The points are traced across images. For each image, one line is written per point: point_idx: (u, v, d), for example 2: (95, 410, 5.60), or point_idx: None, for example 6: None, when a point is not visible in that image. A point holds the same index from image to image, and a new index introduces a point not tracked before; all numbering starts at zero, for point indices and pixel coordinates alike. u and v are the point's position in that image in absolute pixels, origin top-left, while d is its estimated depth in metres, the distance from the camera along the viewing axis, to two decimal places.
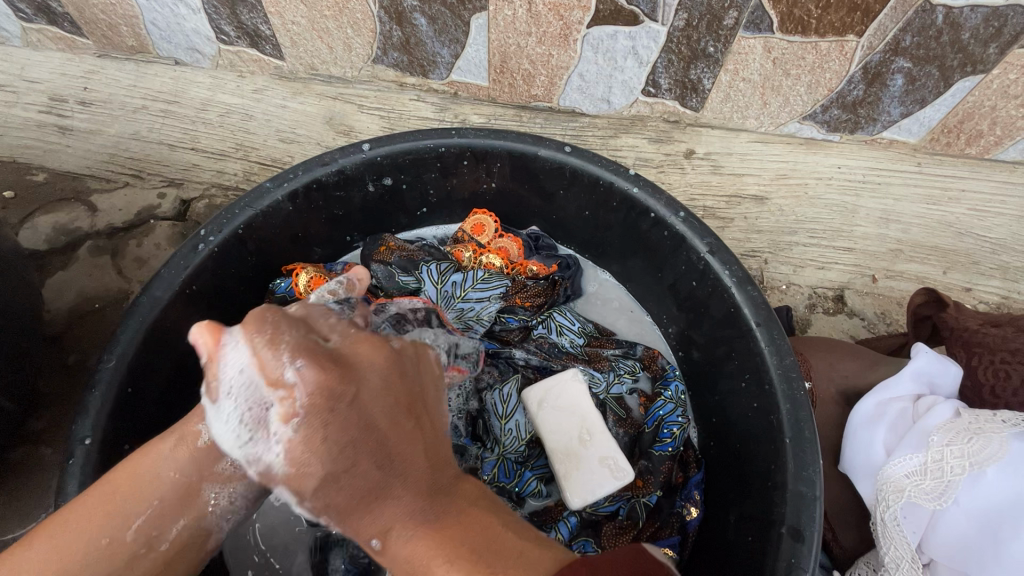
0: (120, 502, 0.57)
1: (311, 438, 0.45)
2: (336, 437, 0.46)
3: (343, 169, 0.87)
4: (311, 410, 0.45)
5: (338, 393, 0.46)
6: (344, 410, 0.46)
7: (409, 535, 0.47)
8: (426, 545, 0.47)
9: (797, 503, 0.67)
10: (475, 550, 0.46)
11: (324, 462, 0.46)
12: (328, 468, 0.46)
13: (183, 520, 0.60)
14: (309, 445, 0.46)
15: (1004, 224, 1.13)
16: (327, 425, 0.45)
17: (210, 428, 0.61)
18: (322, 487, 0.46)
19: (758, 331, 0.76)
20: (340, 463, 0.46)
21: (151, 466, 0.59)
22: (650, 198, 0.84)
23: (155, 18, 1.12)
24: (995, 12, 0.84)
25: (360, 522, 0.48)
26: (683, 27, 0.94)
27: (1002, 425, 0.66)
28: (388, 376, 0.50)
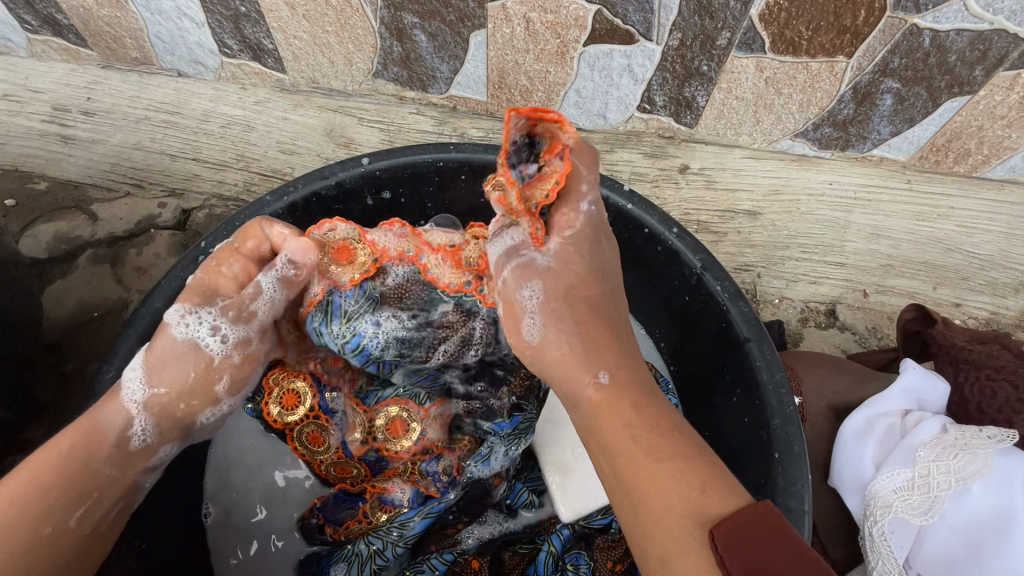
0: (61, 495, 0.57)
1: (569, 273, 0.65)
2: (579, 279, 0.66)
3: (341, 183, 0.88)
4: (574, 244, 0.66)
5: (584, 245, 0.67)
6: (588, 257, 0.67)
7: (627, 391, 0.58)
8: (635, 399, 0.57)
9: (787, 518, 0.68)
10: (676, 436, 0.53)
11: (566, 291, 0.64)
12: (572, 290, 0.65)
13: (123, 501, 0.63)
14: (568, 272, 0.66)
15: (993, 241, 1.15)
16: (580, 264, 0.66)
17: (142, 429, 0.63)
18: (557, 304, 0.64)
19: (749, 346, 0.77)
20: (581, 300, 0.65)
21: (88, 463, 0.59)
22: (644, 214, 0.85)
23: (159, 31, 1.14)
24: (980, 36, 0.86)
25: (594, 354, 0.61)
26: (677, 47, 0.96)
27: (987, 440, 0.67)
28: (605, 250, 0.69)
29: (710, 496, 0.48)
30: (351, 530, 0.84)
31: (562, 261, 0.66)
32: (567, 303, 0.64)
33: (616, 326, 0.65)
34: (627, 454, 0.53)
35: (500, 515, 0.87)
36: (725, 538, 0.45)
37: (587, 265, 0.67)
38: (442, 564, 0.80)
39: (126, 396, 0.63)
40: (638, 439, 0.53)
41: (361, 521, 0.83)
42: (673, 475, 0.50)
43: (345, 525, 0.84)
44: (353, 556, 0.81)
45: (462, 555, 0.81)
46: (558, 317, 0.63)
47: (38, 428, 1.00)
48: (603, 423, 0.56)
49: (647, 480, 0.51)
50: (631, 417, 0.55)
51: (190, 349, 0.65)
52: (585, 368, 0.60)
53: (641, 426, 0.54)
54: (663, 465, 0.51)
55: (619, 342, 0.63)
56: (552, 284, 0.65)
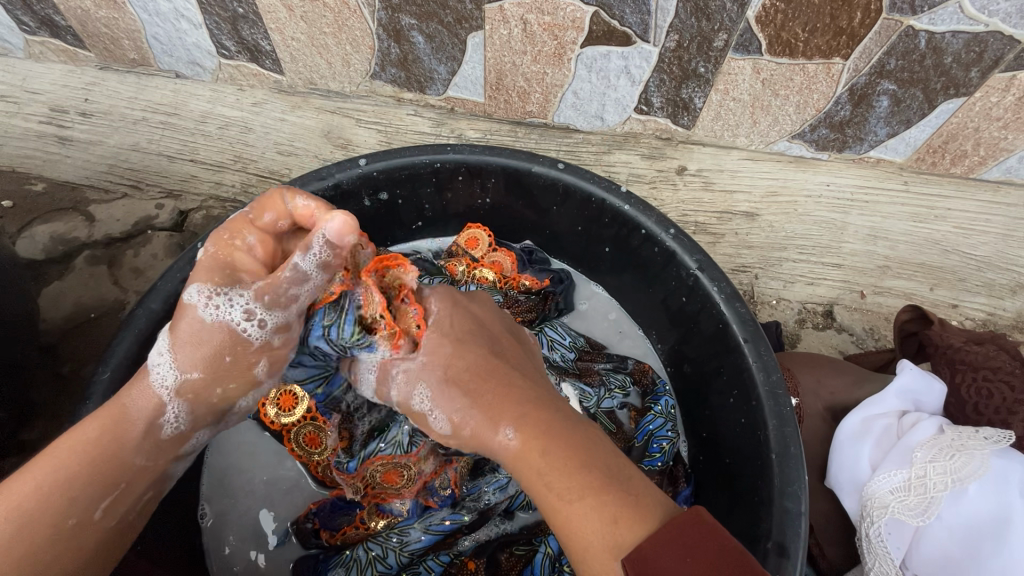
0: (87, 483, 0.54)
1: (446, 357, 0.60)
2: (456, 355, 0.60)
3: (339, 184, 0.88)
4: (436, 331, 0.63)
5: (445, 325, 0.64)
6: (455, 330, 0.63)
7: (534, 432, 0.53)
8: (545, 440, 0.52)
9: (782, 519, 0.68)
10: (590, 467, 0.51)
11: (449, 372, 0.59)
12: (457, 368, 0.59)
13: (151, 490, 0.60)
14: (441, 359, 0.60)
15: (989, 242, 1.15)
16: (447, 341, 0.61)
17: (174, 419, 0.59)
18: (449, 391, 0.58)
19: (746, 347, 0.77)
20: (468, 367, 0.59)
21: (116, 451, 0.56)
22: (640, 215, 0.85)
23: (157, 32, 1.14)
24: (975, 38, 0.87)
25: (493, 410, 0.55)
26: (674, 48, 0.97)
27: (984, 441, 0.68)
28: (478, 309, 0.66)
29: (628, 528, 0.47)
30: (346, 535, 0.83)
31: (440, 353, 0.61)
32: (459, 381, 0.58)
33: (510, 368, 0.59)
34: (549, 500, 0.50)
35: (499, 518, 0.87)
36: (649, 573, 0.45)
37: (461, 331, 0.63)
38: (438, 566, 0.80)
39: (156, 381, 0.58)
40: (555, 484, 0.50)
41: (358, 528, 0.83)
42: (592, 517, 0.48)
43: (342, 530, 0.83)
44: (351, 561, 0.80)
45: (458, 557, 0.81)
46: (453, 394, 0.58)
47: (34, 430, 1.00)
48: (522, 476, 0.53)
49: (571, 528, 0.49)
50: (542, 466, 0.51)
51: (221, 334, 0.59)
52: (489, 429, 0.54)
53: (553, 473, 0.50)
54: (579, 505, 0.49)
55: (517, 386, 0.57)
56: (432, 370, 0.60)
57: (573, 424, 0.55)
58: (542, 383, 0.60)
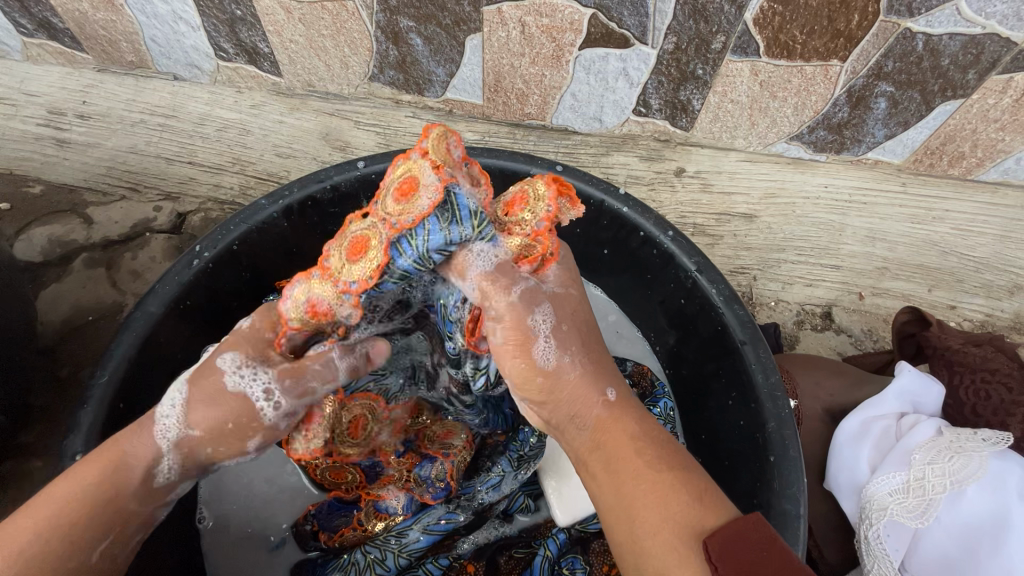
0: (84, 532, 0.50)
1: (574, 302, 0.59)
2: (582, 308, 0.59)
3: (337, 186, 0.88)
4: (566, 267, 0.60)
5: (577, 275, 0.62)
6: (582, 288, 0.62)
7: (630, 410, 0.55)
8: (639, 418, 0.55)
9: (781, 521, 0.68)
10: (675, 448, 0.53)
11: (572, 319, 0.58)
12: (578, 321, 0.58)
13: (143, 533, 0.56)
14: (569, 305, 0.58)
15: (987, 243, 1.16)
16: (578, 292, 0.60)
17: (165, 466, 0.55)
18: (566, 337, 0.56)
19: (744, 349, 0.77)
20: (584, 328, 0.59)
21: (112, 497, 0.53)
22: (639, 217, 0.86)
23: (155, 35, 1.14)
24: (972, 40, 0.87)
25: (597, 373, 0.56)
26: (672, 51, 0.97)
27: (982, 443, 0.68)
28: None
29: (710, 510, 0.48)
30: (344, 538, 0.82)
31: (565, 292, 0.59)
32: (578, 334, 0.58)
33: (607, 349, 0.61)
34: (632, 463, 0.51)
35: (497, 521, 0.87)
36: (723, 550, 0.45)
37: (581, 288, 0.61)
38: (437, 569, 0.81)
39: (157, 432, 0.55)
40: (643, 455, 0.52)
41: (355, 530, 0.82)
42: (676, 492, 0.49)
43: (340, 532, 0.83)
44: (351, 564, 0.80)
45: (457, 560, 0.82)
46: (570, 341, 0.56)
47: (31, 433, 1.00)
48: (607, 441, 0.54)
49: (652, 499, 0.49)
50: (634, 431, 0.54)
51: (231, 407, 0.55)
52: (594, 388, 0.55)
53: (645, 442, 0.53)
54: (663, 476, 0.50)
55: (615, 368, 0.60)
56: (561, 307, 0.57)
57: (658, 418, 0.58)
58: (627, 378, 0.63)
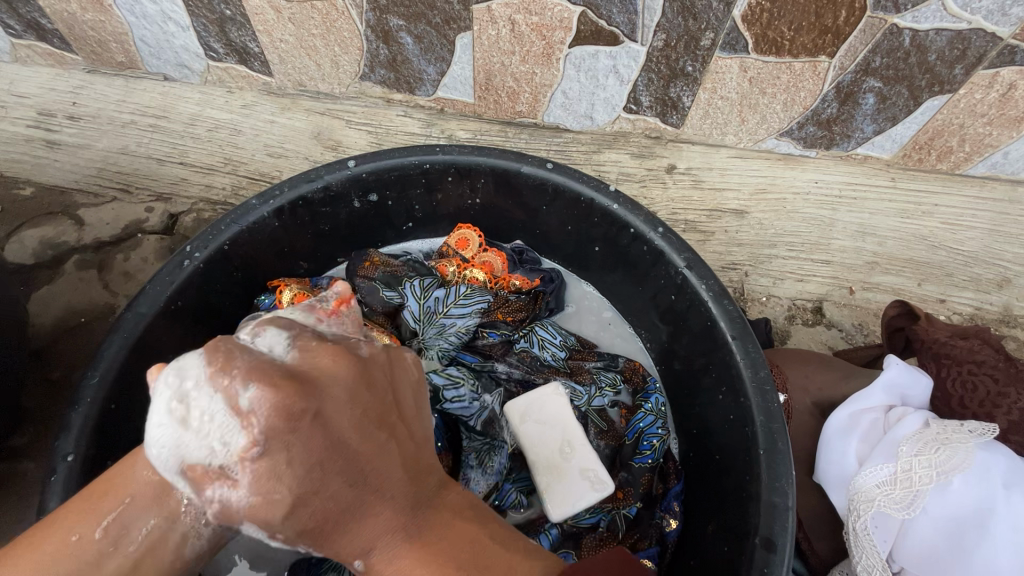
0: (99, 498, 0.54)
1: (281, 461, 0.47)
2: (320, 462, 0.47)
3: (328, 185, 0.88)
4: (284, 436, 0.46)
5: (308, 419, 0.47)
6: (327, 425, 0.48)
7: (387, 559, 0.50)
8: (412, 554, 0.50)
9: (770, 513, 0.69)
10: (462, 565, 0.49)
11: (300, 495, 0.47)
12: (317, 486, 0.47)
13: (152, 521, 0.54)
14: (277, 480, 0.46)
15: (976, 237, 1.17)
16: (299, 457, 0.47)
17: None
18: (302, 514, 0.48)
19: (733, 344, 0.78)
20: (329, 489, 0.48)
21: (133, 460, 0.56)
22: (630, 214, 0.86)
23: (144, 35, 1.14)
24: (958, 36, 0.87)
25: (340, 545, 0.50)
26: (662, 48, 0.97)
27: (968, 435, 0.69)
28: (329, 404, 0.49)
29: None
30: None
31: (274, 454, 0.46)
32: (326, 500, 0.48)
33: (372, 478, 0.50)
34: None
35: None
36: None
37: (303, 463, 0.47)
38: None
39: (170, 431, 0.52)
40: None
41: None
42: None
43: None
44: (343, 566, 0.80)
45: None
46: (269, 480, 0.46)
47: (24, 435, 0.99)
48: None
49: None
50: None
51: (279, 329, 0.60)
52: (345, 556, 0.51)
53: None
54: None
55: (377, 494, 0.50)
56: (273, 484, 0.47)
57: (454, 528, 0.52)
58: (409, 461, 0.52)
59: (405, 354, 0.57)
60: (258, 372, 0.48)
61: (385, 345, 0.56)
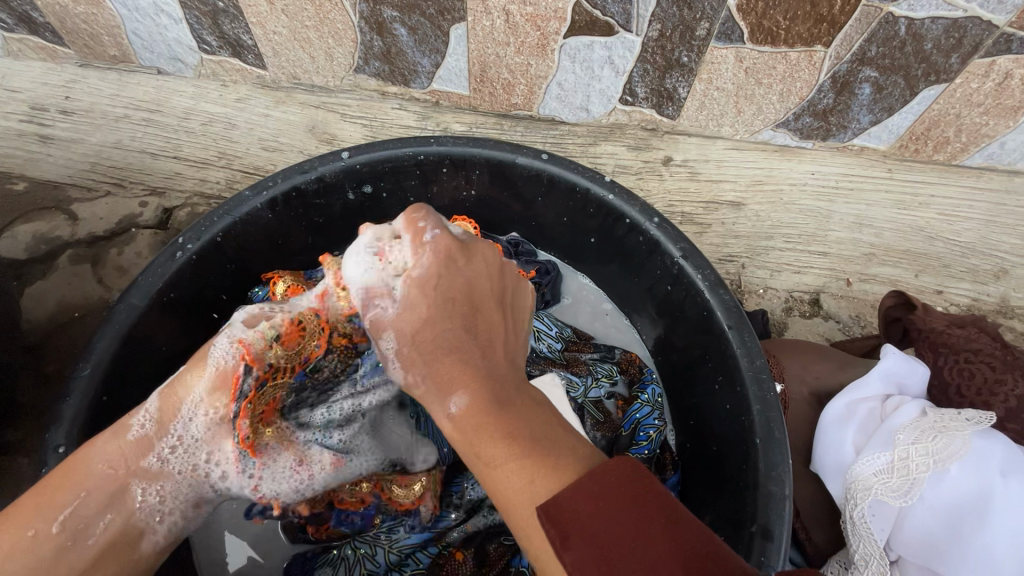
0: (56, 490, 0.57)
1: (420, 322, 0.62)
2: (428, 318, 0.61)
3: (322, 177, 0.87)
4: (427, 278, 0.64)
5: (455, 268, 0.65)
6: (465, 276, 0.64)
7: (475, 400, 0.54)
8: (487, 408, 0.53)
9: (767, 502, 0.68)
10: (531, 442, 0.49)
11: (430, 317, 0.61)
12: (446, 317, 0.61)
13: (110, 514, 0.59)
14: (420, 297, 0.63)
15: (973, 228, 1.16)
16: (441, 289, 0.63)
17: (142, 419, 0.63)
18: (424, 334, 0.61)
19: (729, 334, 0.78)
20: (450, 330, 0.60)
21: (85, 458, 0.60)
22: (625, 204, 0.86)
23: (137, 28, 1.13)
24: (955, 24, 0.87)
25: (446, 383, 0.57)
26: (657, 38, 0.97)
27: (965, 423, 0.68)
28: (475, 274, 0.65)
29: (547, 480, 0.46)
30: (329, 527, 0.82)
31: (424, 281, 0.63)
32: (444, 332, 0.60)
33: (477, 343, 0.60)
34: (487, 448, 0.51)
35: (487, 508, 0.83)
36: (557, 516, 0.43)
37: (439, 293, 0.63)
38: (426, 558, 0.79)
39: (131, 426, 0.62)
40: (502, 439, 0.50)
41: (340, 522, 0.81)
42: (523, 477, 0.47)
43: (325, 526, 0.82)
44: (339, 560, 0.80)
45: (447, 547, 0.80)
46: (411, 307, 0.63)
47: (18, 430, 0.99)
48: (461, 447, 0.54)
49: (504, 484, 0.48)
50: (481, 434, 0.51)
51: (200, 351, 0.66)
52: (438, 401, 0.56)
53: (487, 441, 0.51)
54: (511, 462, 0.48)
55: (480, 364, 0.57)
56: (411, 314, 0.63)
57: (529, 410, 0.53)
58: (509, 354, 0.62)
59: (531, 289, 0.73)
60: (443, 229, 0.68)
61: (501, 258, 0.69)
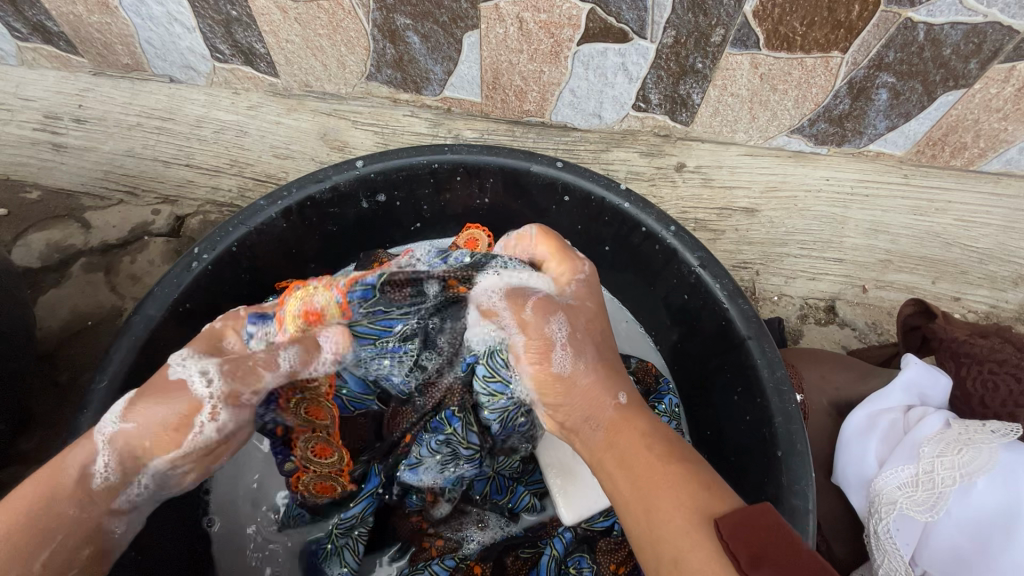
0: (15, 548, 0.52)
1: (578, 334, 0.64)
2: (589, 334, 0.65)
3: (336, 186, 0.87)
4: (586, 284, 0.68)
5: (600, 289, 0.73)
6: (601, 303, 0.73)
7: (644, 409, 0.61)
8: (650, 418, 0.60)
9: (790, 516, 0.68)
10: (693, 456, 0.56)
11: (597, 313, 0.67)
12: (598, 327, 0.66)
13: (88, 549, 0.58)
14: (590, 297, 0.68)
15: (990, 234, 1.15)
16: (599, 296, 0.70)
17: (103, 470, 0.57)
18: (590, 326, 0.65)
19: (749, 344, 0.77)
20: (603, 335, 0.66)
21: (46, 500, 0.55)
22: (641, 212, 0.85)
23: (150, 37, 1.14)
24: (974, 29, 0.86)
25: (614, 378, 0.63)
26: (672, 44, 0.96)
27: (992, 435, 0.67)
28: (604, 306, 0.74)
29: (717, 495, 0.51)
30: (304, 482, 0.79)
31: (591, 282, 0.69)
32: (604, 334, 0.67)
33: (623, 366, 0.69)
34: (650, 446, 0.56)
35: (503, 520, 0.86)
36: (732, 526, 0.48)
37: (598, 303, 0.70)
38: (443, 570, 0.78)
39: (96, 435, 0.58)
40: (664, 447, 0.56)
41: (308, 474, 0.78)
42: (687, 484, 0.52)
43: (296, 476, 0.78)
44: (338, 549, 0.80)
45: (464, 561, 0.80)
46: (585, 297, 0.68)
47: (33, 439, 0.99)
48: (620, 436, 0.58)
49: (666, 487, 0.52)
50: (646, 430, 0.58)
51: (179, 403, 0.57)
52: (606, 393, 0.61)
53: (657, 438, 0.57)
54: (676, 464, 0.54)
55: (628, 379, 0.65)
56: (575, 317, 0.65)
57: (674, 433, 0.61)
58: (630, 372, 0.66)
59: None
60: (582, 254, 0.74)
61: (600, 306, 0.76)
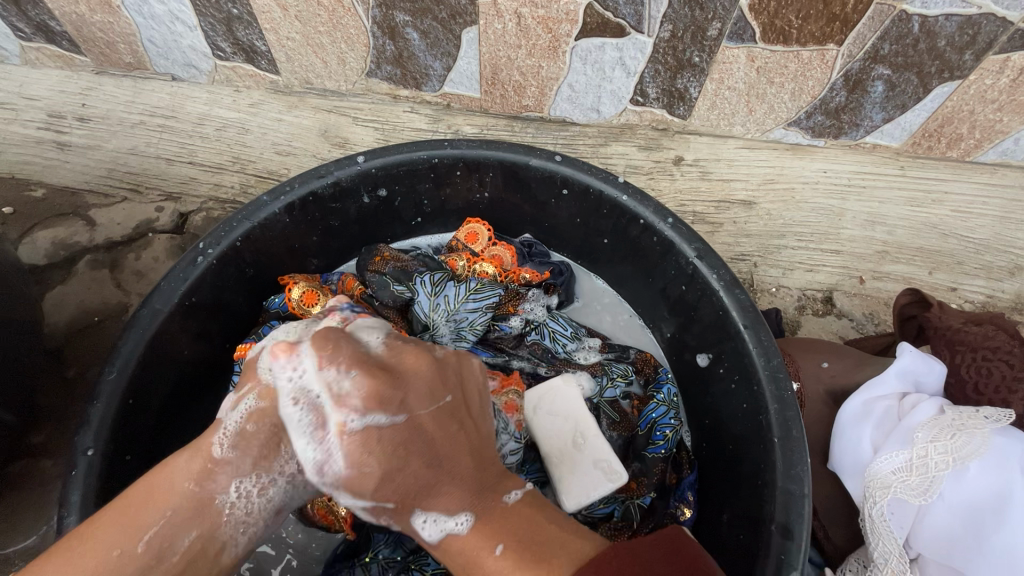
0: (133, 512, 0.54)
1: (367, 450, 0.55)
2: (403, 442, 0.56)
3: (338, 181, 0.88)
4: (361, 438, 0.55)
5: (397, 403, 0.56)
6: (426, 407, 0.58)
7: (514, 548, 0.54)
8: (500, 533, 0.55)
9: (786, 500, 0.69)
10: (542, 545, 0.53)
11: (385, 472, 0.56)
12: (401, 464, 0.56)
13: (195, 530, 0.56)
14: (369, 454, 0.55)
15: (986, 225, 1.16)
16: (387, 434, 0.56)
17: (223, 441, 0.58)
18: (387, 488, 0.56)
19: (745, 333, 0.78)
20: (412, 468, 0.57)
21: (163, 477, 0.56)
22: (639, 205, 0.86)
23: (152, 36, 1.15)
24: (968, 21, 0.87)
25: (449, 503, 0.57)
26: (669, 38, 0.97)
27: (984, 420, 0.68)
28: (413, 398, 0.57)
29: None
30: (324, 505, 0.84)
31: (369, 432, 0.55)
32: (405, 479, 0.56)
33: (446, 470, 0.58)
34: (483, 565, 0.54)
35: None
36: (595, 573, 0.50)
37: (388, 447, 0.56)
38: None
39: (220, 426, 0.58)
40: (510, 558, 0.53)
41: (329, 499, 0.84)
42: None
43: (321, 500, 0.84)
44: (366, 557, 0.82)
45: None
46: (365, 454, 0.55)
47: (42, 433, 1.00)
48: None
49: None
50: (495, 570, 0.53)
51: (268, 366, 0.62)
52: (483, 543, 0.55)
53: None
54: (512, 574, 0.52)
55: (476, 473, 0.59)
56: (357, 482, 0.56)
57: (523, 518, 0.56)
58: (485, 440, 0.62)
59: (478, 360, 0.65)
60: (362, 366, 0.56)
61: (438, 356, 0.61)
